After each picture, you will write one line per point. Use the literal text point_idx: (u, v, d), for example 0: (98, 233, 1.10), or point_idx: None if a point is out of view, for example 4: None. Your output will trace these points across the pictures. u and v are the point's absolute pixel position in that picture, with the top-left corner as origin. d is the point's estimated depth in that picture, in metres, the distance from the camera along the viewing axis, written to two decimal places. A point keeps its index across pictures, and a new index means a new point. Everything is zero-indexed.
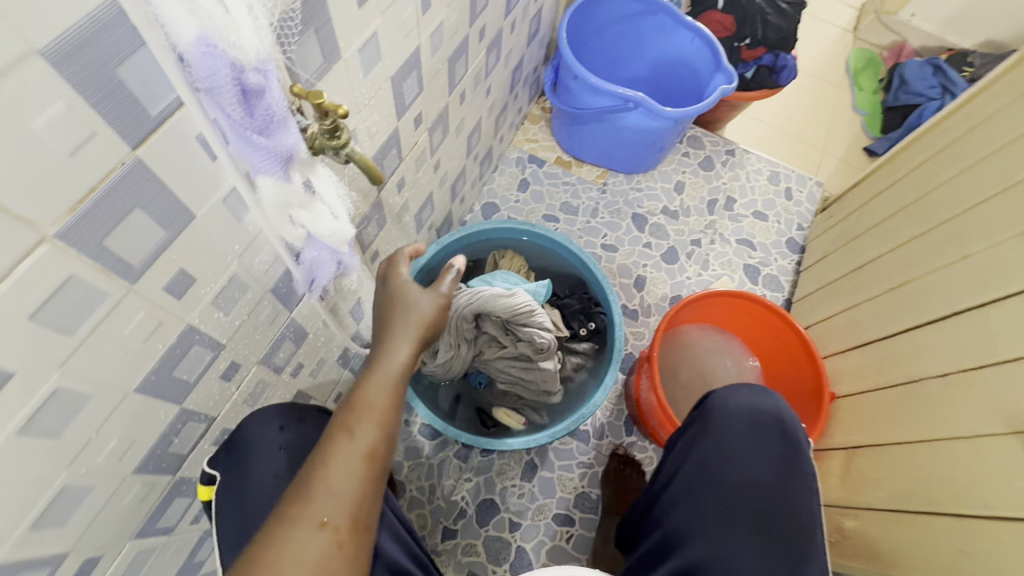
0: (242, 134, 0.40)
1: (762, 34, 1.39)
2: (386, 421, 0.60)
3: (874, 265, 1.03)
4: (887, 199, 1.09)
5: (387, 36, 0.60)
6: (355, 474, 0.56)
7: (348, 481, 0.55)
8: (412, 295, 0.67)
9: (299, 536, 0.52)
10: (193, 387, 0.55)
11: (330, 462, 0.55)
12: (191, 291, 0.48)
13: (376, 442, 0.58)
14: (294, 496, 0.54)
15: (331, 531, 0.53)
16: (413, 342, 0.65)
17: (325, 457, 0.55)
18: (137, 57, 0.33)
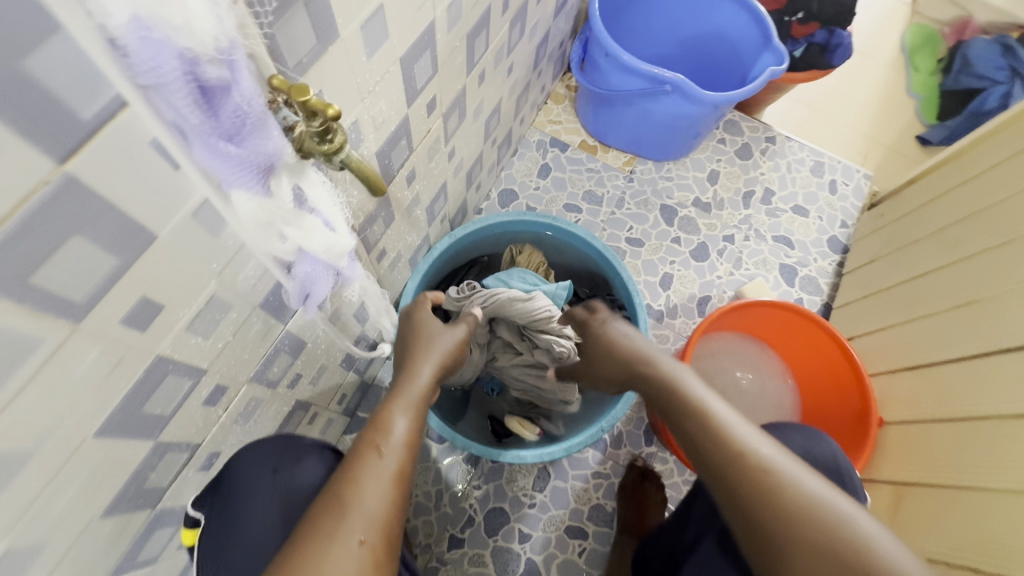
0: (208, 144, 0.31)
1: (817, 9, 1.26)
2: (411, 439, 0.58)
3: (939, 276, 0.94)
4: (954, 203, 0.99)
5: (395, 10, 0.50)
6: (389, 491, 0.51)
7: (381, 500, 0.50)
8: (430, 333, 0.73)
9: (332, 552, 0.45)
10: (170, 419, 0.48)
11: (359, 479, 0.50)
12: (158, 321, 0.40)
13: (405, 459, 0.55)
14: (317, 518, 0.47)
15: (368, 549, 0.46)
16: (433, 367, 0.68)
17: (354, 474, 0.51)
18: (56, 45, 0.24)
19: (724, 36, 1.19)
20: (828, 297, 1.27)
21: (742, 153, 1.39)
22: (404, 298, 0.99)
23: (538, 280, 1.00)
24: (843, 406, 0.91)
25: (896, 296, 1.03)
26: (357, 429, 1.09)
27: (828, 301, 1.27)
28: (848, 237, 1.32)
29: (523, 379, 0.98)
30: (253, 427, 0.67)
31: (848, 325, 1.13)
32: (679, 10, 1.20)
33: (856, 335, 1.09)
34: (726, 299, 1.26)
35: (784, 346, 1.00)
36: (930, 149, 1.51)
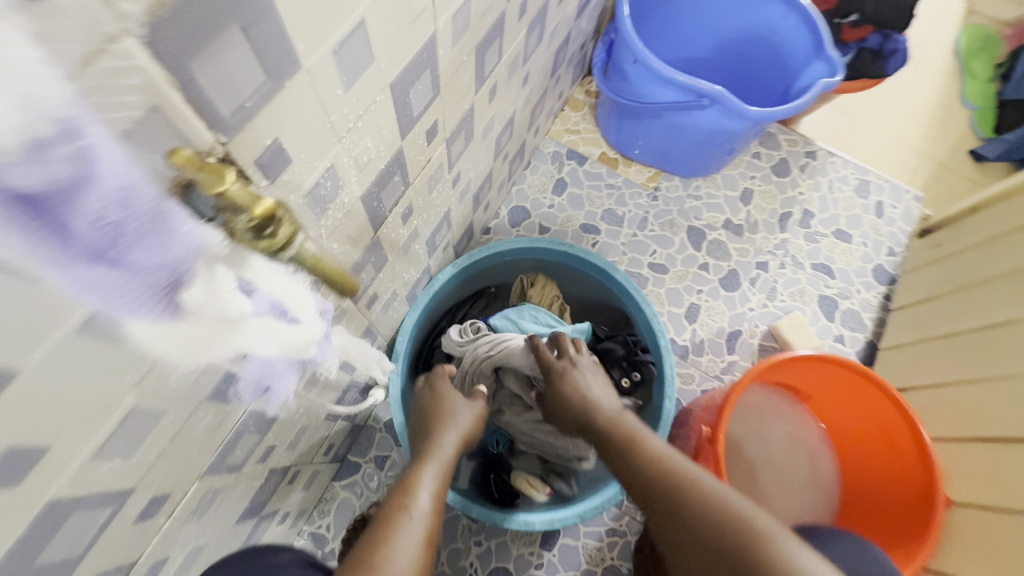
0: (87, 260, 0.22)
1: (873, 10, 1.09)
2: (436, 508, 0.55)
3: (1010, 329, 0.82)
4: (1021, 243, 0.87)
5: (381, 26, 0.38)
6: (419, 549, 0.48)
7: (412, 556, 0.47)
8: (454, 405, 0.73)
9: None
10: (86, 555, 0.38)
11: (385, 539, 0.48)
12: (42, 464, 0.29)
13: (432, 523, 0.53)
14: None
15: None
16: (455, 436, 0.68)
17: (382, 533, 0.48)
18: None
19: (767, 41, 1.06)
20: (872, 334, 1.14)
21: (779, 170, 1.26)
22: (400, 336, 0.87)
23: (552, 321, 0.92)
24: (896, 482, 0.80)
25: (960, 346, 0.90)
26: (347, 476, 0.99)
27: (872, 339, 1.14)
28: (895, 266, 1.19)
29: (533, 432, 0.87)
30: (213, 515, 0.56)
31: (904, 376, 1.01)
32: (717, 9, 1.06)
33: (914, 387, 0.97)
34: (758, 334, 1.13)
35: (828, 403, 0.89)
36: (985, 165, 1.37)
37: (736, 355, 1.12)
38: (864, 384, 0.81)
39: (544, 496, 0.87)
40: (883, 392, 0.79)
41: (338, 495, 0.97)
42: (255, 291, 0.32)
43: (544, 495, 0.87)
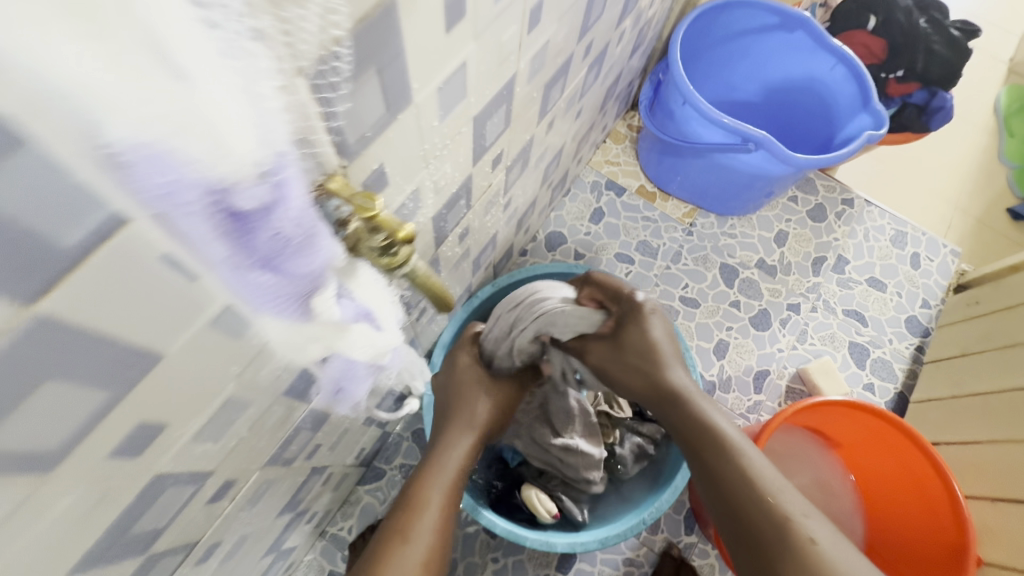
0: (235, 272, 0.23)
1: (923, 67, 1.12)
2: (448, 517, 0.61)
3: None
4: None
5: (477, 67, 0.42)
6: None
7: None
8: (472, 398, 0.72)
9: None
10: (163, 530, 0.41)
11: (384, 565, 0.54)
12: (157, 441, 0.33)
13: (431, 546, 0.57)
14: None
15: None
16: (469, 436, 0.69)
17: (381, 559, 0.54)
18: (24, 168, 0.16)
19: (814, 90, 1.09)
20: (903, 386, 1.13)
21: (815, 214, 1.27)
22: (437, 349, 0.88)
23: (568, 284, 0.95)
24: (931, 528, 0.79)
25: (1004, 405, 0.89)
26: (373, 481, 1.01)
27: (902, 391, 1.13)
28: (929, 318, 1.18)
29: (542, 448, 0.88)
30: (262, 506, 0.59)
31: (939, 433, 1.02)
32: (765, 57, 1.10)
33: (946, 443, 0.99)
34: (786, 376, 1.13)
35: (851, 446, 0.89)
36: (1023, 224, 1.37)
37: (763, 395, 1.12)
38: (891, 429, 0.80)
39: (551, 518, 0.86)
40: (909, 438, 0.79)
41: (361, 499, 0.99)
42: (350, 299, 0.33)
43: (551, 517, 0.86)
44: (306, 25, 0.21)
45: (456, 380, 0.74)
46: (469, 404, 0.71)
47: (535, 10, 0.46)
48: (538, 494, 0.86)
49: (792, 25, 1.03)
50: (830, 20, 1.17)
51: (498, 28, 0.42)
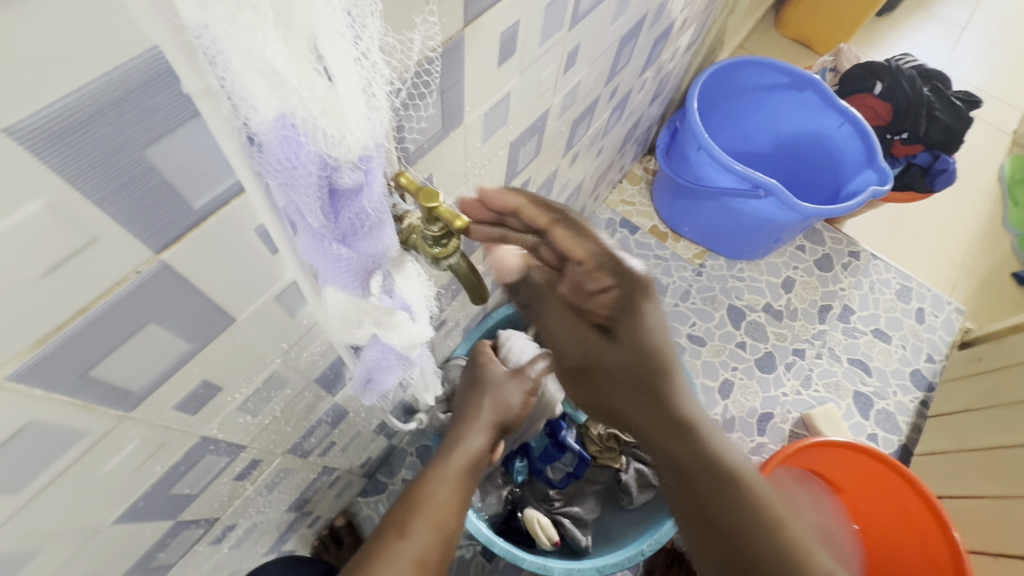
0: (318, 241, 0.27)
1: (924, 131, 1.18)
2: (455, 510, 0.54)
3: None
4: None
5: (519, 99, 0.48)
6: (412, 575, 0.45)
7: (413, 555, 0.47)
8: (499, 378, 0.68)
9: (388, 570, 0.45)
10: (196, 498, 0.43)
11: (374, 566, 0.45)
12: (212, 403, 0.36)
13: (433, 547, 0.49)
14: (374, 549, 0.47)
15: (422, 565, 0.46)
16: (487, 430, 0.63)
17: (371, 560, 0.46)
18: (183, 133, 0.21)
19: (822, 145, 1.15)
20: (907, 439, 1.14)
21: (822, 264, 1.31)
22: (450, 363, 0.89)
23: None
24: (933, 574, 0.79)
25: (1004, 459, 0.90)
26: (374, 494, 1.02)
27: (906, 443, 1.14)
28: (933, 373, 1.20)
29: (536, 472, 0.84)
30: (275, 497, 0.61)
31: (942, 486, 1.02)
32: (776, 111, 1.17)
33: (951, 497, 0.99)
34: (790, 420, 1.14)
35: (861, 493, 0.88)
36: None
37: (766, 437, 1.12)
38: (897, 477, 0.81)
39: (552, 545, 0.85)
40: (918, 490, 0.79)
41: (361, 512, 1.00)
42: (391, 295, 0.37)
43: (552, 544, 0.85)
44: (412, 48, 0.28)
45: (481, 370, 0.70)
46: (495, 399, 0.66)
47: (571, 53, 0.52)
48: (541, 518, 0.86)
49: (802, 84, 1.11)
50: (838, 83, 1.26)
51: (540, 67, 0.47)
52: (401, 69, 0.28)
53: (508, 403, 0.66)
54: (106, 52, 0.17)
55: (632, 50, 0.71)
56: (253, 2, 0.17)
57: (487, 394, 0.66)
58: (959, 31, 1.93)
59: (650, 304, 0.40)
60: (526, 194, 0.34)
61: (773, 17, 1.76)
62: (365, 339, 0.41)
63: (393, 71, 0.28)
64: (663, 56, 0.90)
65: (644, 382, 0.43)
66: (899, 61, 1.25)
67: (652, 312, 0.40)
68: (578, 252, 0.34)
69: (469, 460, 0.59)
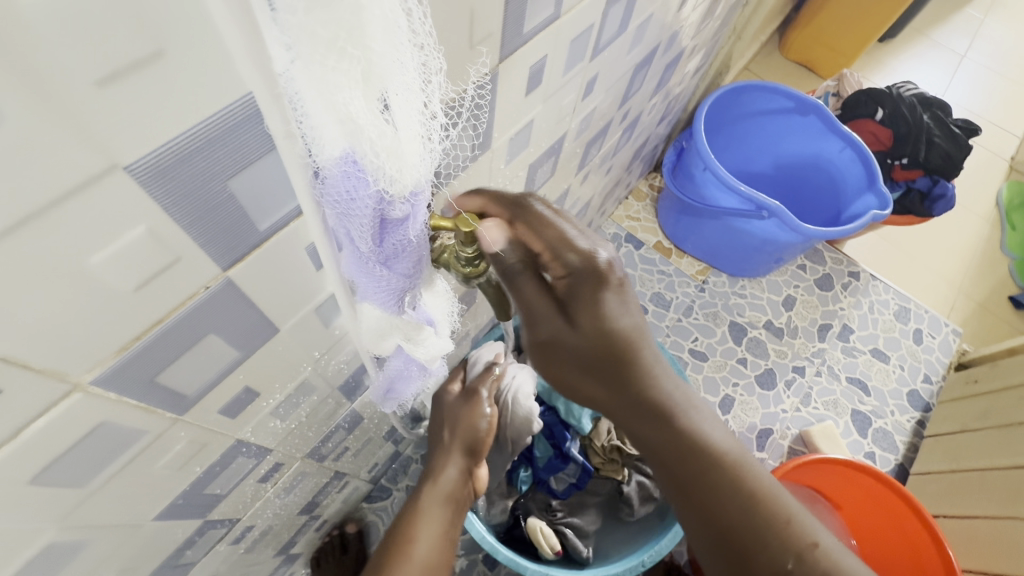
0: (362, 263, 0.29)
1: (924, 157, 1.21)
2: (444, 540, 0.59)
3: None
4: None
5: (541, 125, 0.50)
6: None
7: None
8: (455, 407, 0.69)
9: None
10: (223, 498, 0.45)
11: None
12: (249, 408, 0.38)
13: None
14: None
15: None
16: (459, 457, 0.66)
17: None
18: (259, 167, 0.23)
19: (825, 168, 1.18)
20: (903, 458, 1.16)
21: (822, 283, 1.34)
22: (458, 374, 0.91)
23: None
24: None
25: (999, 480, 0.92)
26: (378, 499, 1.03)
27: (902, 462, 1.15)
28: (930, 394, 1.22)
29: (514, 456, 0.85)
30: (290, 500, 0.63)
31: (938, 505, 1.03)
32: (780, 134, 1.20)
33: (945, 515, 1.01)
34: (789, 437, 1.16)
35: (855, 511, 0.91)
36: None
37: (766, 453, 1.14)
38: (880, 483, 0.84)
39: (554, 554, 0.87)
40: (913, 509, 0.81)
41: (366, 517, 1.02)
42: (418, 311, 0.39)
43: (554, 553, 0.87)
44: (461, 87, 0.31)
45: (439, 407, 0.70)
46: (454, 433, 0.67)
47: (590, 82, 0.55)
48: (544, 527, 0.88)
49: (806, 109, 1.14)
50: (841, 108, 1.30)
51: (561, 95, 0.50)
52: (455, 106, 0.31)
53: (468, 430, 0.66)
54: (207, 101, 0.19)
55: (645, 76, 0.74)
56: (343, 62, 0.20)
57: (447, 427, 0.68)
58: (958, 58, 1.98)
59: (611, 295, 0.37)
60: (487, 194, 0.36)
61: (778, 41, 1.80)
62: (389, 350, 0.42)
63: (448, 109, 0.30)
64: (672, 81, 0.93)
65: (607, 359, 0.39)
66: (899, 88, 1.29)
67: (611, 303, 0.37)
68: (538, 244, 0.35)
69: (443, 493, 0.63)
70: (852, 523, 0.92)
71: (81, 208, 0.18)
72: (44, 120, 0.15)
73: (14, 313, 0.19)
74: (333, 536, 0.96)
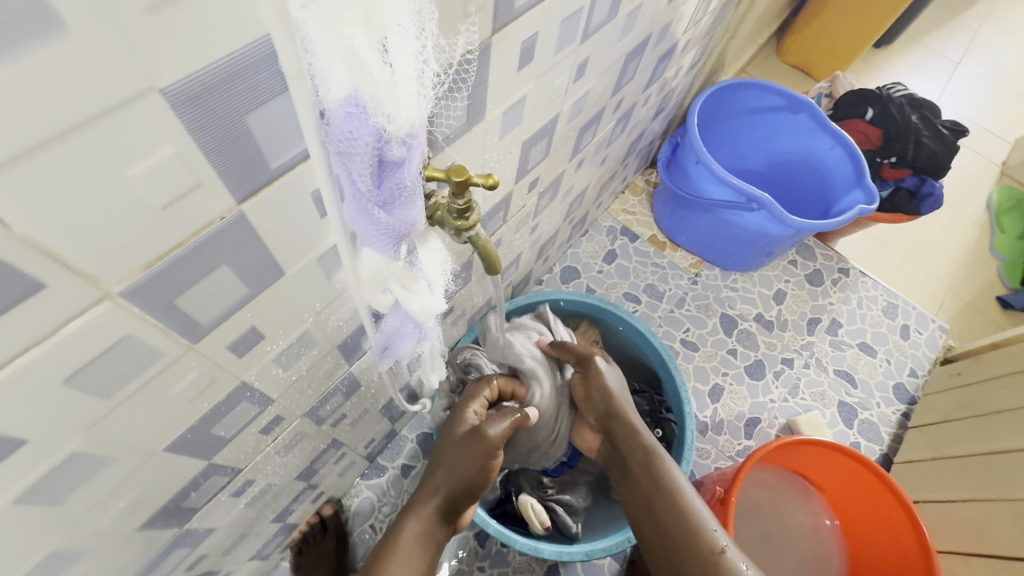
0: (362, 206, 0.33)
1: (912, 156, 1.24)
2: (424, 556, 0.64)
3: (999, 459, 0.91)
4: (1009, 388, 0.99)
5: (533, 102, 0.54)
6: None
7: None
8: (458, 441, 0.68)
9: None
10: (227, 443, 0.48)
11: None
12: (254, 350, 0.41)
13: None
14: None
15: None
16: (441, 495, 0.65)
17: None
18: (273, 106, 0.26)
19: (815, 165, 1.21)
20: (887, 448, 1.18)
21: (812, 278, 1.37)
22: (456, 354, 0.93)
23: (578, 297, 1.02)
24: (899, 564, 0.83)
25: (979, 465, 0.95)
26: (373, 476, 1.06)
27: (886, 452, 1.18)
28: (916, 387, 1.25)
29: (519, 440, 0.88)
30: (289, 460, 0.65)
31: (920, 492, 1.06)
32: (772, 131, 1.23)
33: (926, 501, 1.03)
34: (776, 426, 1.18)
35: (838, 495, 0.94)
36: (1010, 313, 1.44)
37: (753, 441, 1.17)
38: (853, 462, 0.87)
39: (544, 530, 0.89)
40: (891, 489, 0.83)
41: (361, 493, 1.05)
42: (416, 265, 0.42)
43: (544, 528, 0.89)
44: (454, 49, 0.34)
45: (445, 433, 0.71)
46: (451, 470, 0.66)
47: (581, 65, 0.58)
48: (534, 503, 0.90)
49: (797, 107, 1.17)
50: (832, 108, 1.34)
51: (553, 74, 0.53)
52: (448, 64, 0.34)
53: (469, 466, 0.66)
54: (229, 38, 0.22)
55: (638, 66, 0.78)
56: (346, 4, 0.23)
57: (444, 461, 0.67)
58: (952, 65, 2.01)
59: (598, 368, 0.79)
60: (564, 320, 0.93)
61: (775, 44, 1.84)
62: (386, 305, 0.45)
63: (440, 68, 0.34)
64: (667, 73, 0.96)
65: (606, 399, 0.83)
66: (890, 90, 1.32)
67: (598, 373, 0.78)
68: None
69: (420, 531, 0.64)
70: (831, 504, 0.96)
71: (121, 122, 0.21)
72: (100, 36, 0.19)
73: (63, 215, 0.22)
74: (313, 523, 0.96)
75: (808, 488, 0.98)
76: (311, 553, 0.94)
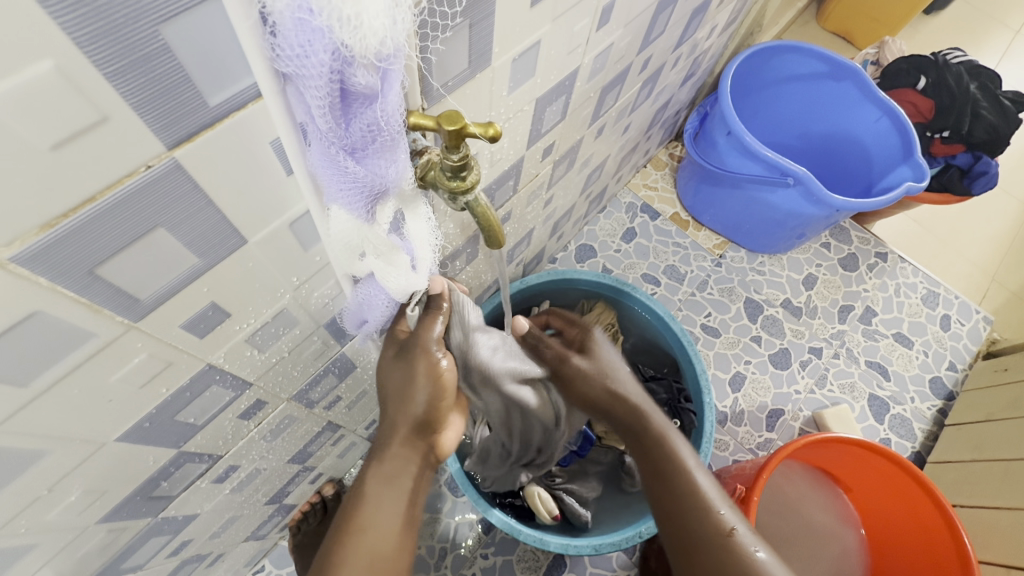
0: (326, 149, 0.26)
1: (967, 130, 1.13)
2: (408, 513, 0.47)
3: None
4: None
5: (549, 49, 0.46)
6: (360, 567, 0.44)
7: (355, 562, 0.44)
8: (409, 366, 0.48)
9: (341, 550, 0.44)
10: (200, 430, 0.43)
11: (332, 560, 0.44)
12: (219, 329, 0.35)
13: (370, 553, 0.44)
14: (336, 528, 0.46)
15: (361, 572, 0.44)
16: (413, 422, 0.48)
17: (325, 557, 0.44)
18: (197, 14, 0.20)
19: (857, 139, 1.11)
20: (921, 447, 1.11)
21: (847, 262, 1.27)
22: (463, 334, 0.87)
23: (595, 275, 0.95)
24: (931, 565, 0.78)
25: None
26: None
27: (920, 450, 1.11)
28: (955, 382, 1.16)
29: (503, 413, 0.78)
30: (277, 445, 0.61)
31: (958, 495, 0.99)
32: (810, 100, 1.13)
33: (964, 505, 0.96)
34: (801, 418, 1.12)
35: (864, 494, 0.89)
36: None
37: (775, 434, 1.10)
38: (854, 449, 0.82)
39: (551, 519, 0.85)
40: (926, 491, 0.77)
41: None
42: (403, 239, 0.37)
43: (552, 518, 0.85)
44: None
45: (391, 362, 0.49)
46: (406, 409, 0.47)
47: (606, 9, 0.50)
48: (541, 492, 0.86)
49: (841, 74, 1.07)
50: (879, 77, 1.23)
51: (572, 18, 0.46)
52: None
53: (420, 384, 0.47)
54: None
55: (669, 19, 0.69)
56: None
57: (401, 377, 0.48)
58: (1011, 35, 1.84)
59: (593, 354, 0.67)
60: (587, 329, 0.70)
61: (816, 9, 1.70)
62: (364, 273, 0.39)
63: None
64: (699, 32, 0.87)
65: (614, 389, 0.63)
66: (945, 56, 1.20)
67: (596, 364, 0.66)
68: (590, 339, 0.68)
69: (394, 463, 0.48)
70: (856, 503, 0.90)
71: None
72: None
73: None
74: (312, 503, 0.93)
75: (831, 487, 0.92)
76: (311, 534, 0.92)
